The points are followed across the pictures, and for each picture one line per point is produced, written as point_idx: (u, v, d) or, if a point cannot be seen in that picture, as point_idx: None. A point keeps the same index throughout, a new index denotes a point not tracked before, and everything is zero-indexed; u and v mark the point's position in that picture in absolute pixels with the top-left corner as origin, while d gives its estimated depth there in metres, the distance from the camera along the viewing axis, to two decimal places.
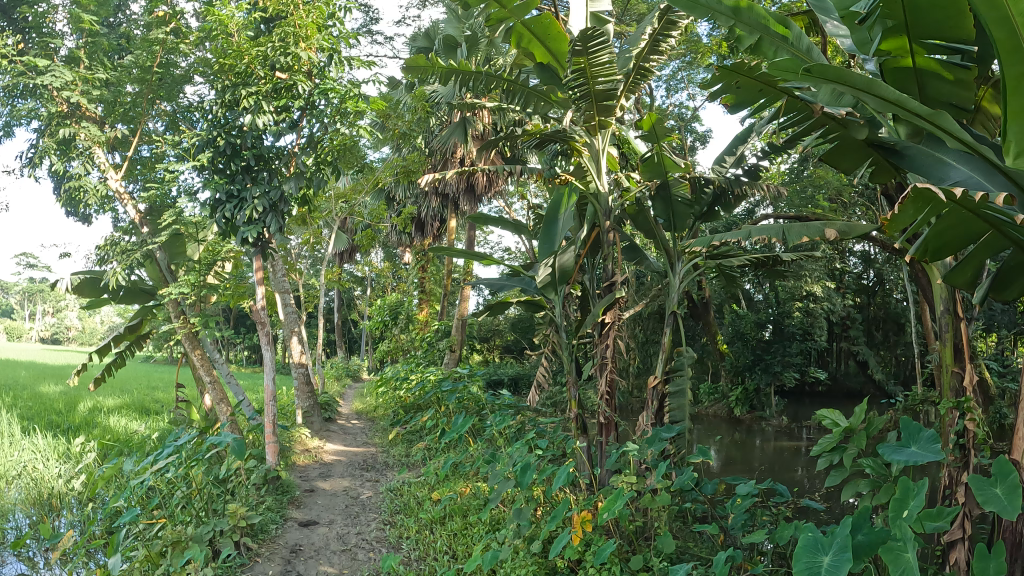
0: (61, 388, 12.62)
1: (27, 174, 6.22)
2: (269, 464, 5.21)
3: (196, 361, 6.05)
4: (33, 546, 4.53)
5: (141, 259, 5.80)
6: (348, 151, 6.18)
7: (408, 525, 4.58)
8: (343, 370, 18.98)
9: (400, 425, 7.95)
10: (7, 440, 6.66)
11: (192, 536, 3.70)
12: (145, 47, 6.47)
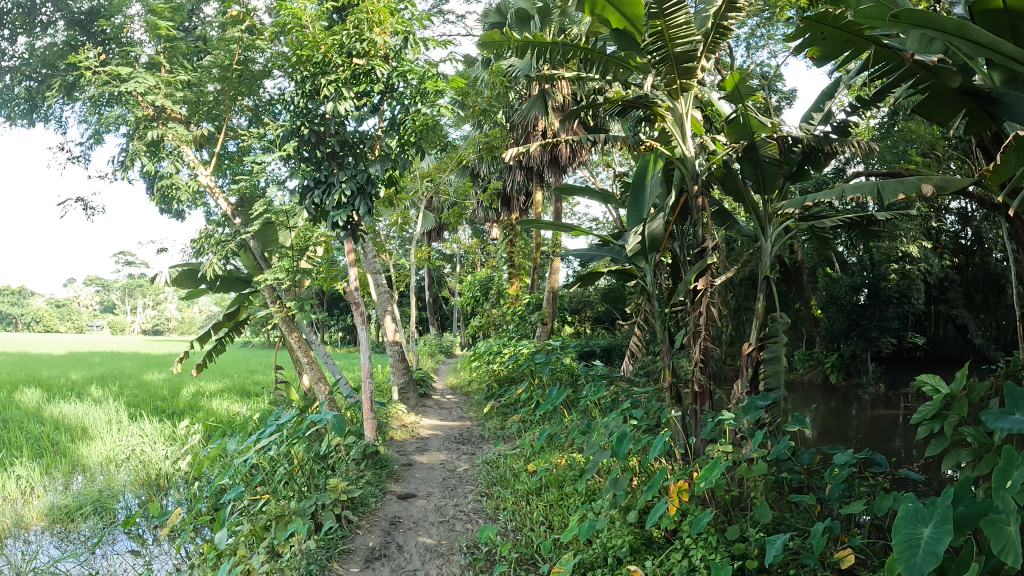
0: (168, 376, 13.44)
1: (120, 176, 6.59)
2: (368, 439, 5.38)
3: (294, 343, 6.34)
4: (143, 524, 4.85)
5: (235, 249, 6.06)
6: (429, 132, 6.25)
7: (505, 497, 4.66)
8: (434, 347, 19.42)
9: (494, 399, 8.07)
10: (117, 426, 7.13)
11: (295, 510, 3.88)
12: (223, 47, 6.70)
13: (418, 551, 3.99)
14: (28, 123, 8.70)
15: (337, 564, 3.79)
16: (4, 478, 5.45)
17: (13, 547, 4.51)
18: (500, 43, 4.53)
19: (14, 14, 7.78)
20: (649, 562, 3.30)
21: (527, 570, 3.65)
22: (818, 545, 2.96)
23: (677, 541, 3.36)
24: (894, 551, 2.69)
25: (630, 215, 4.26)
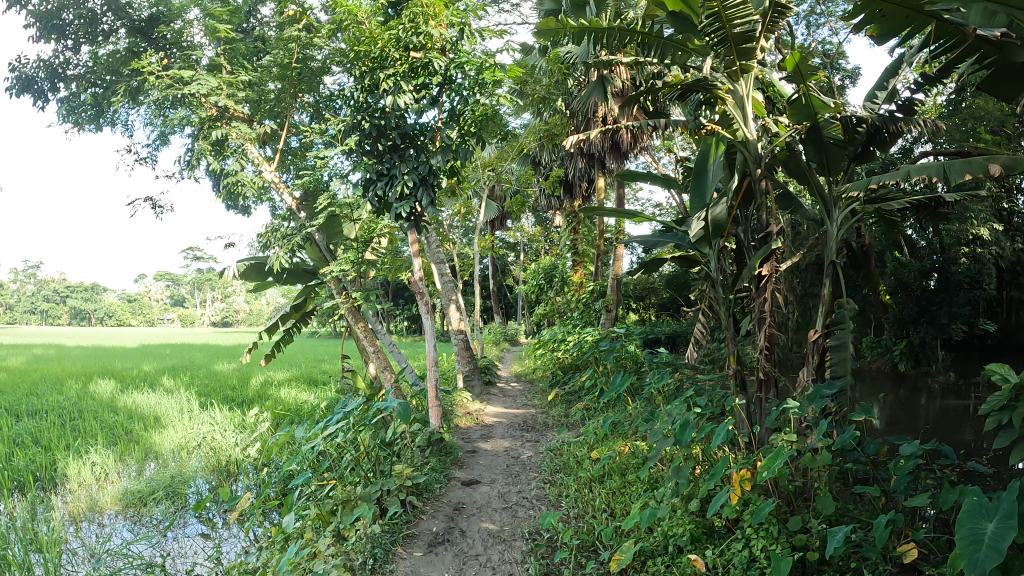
0: (238, 366, 13.92)
1: (187, 175, 6.80)
2: (433, 427, 5.46)
3: (360, 332, 6.50)
4: (213, 508, 5.05)
5: (301, 242, 6.21)
6: (489, 122, 6.27)
7: (568, 484, 4.67)
8: (498, 335, 19.56)
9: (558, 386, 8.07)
10: (188, 415, 7.44)
11: (360, 496, 3.97)
12: (282, 46, 6.81)
13: (481, 537, 4.04)
14: (97, 127, 9.08)
15: (400, 548, 3.88)
16: (82, 464, 5.73)
17: (91, 530, 4.73)
18: (556, 30, 4.48)
19: (78, 24, 8.06)
20: (709, 552, 3.28)
21: (588, 556, 3.66)
22: (880, 538, 2.88)
23: (739, 531, 3.32)
24: (957, 547, 2.60)
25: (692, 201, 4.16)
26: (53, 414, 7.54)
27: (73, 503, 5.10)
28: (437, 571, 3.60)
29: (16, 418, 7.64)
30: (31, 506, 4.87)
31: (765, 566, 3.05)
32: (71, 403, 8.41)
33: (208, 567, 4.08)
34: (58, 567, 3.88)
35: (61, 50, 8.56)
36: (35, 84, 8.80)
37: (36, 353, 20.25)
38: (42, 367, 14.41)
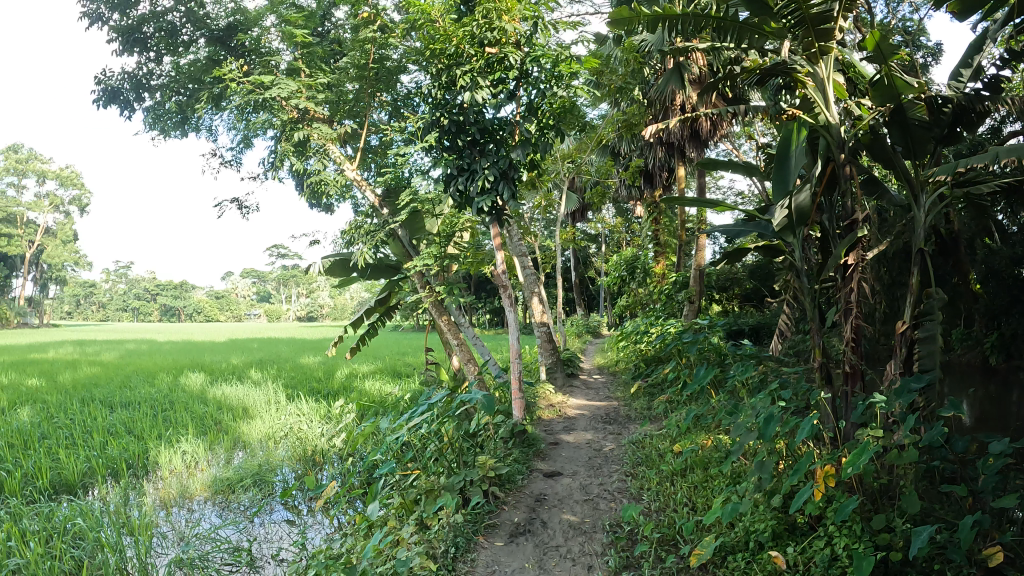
0: (323, 359, 14.40)
1: (272, 176, 7.06)
2: (517, 419, 5.52)
3: (443, 326, 6.73)
4: (298, 496, 5.26)
5: (385, 237, 6.46)
6: (567, 114, 6.26)
7: (649, 478, 4.63)
8: (580, 328, 19.50)
9: (640, 379, 8.01)
10: (276, 407, 7.75)
11: (443, 486, 4.07)
12: (359, 47, 6.94)
13: (561, 528, 4.08)
14: (182, 133, 9.53)
15: (482, 537, 3.99)
16: (173, 453, 6.02)
17: (181, 515, 4.96)
18: (629, 19, 4.52)
19: (158, 37, 8.52)
20: (790, 549, 3.22)
21: (667, 550, 3.64)
22: (965, 541, 2.75)
23: (820, 529, 3.26)
24: None
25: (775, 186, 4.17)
26: (146, 405, 7.94)
27: (165, 489, 5.38)
28: (517, 562, 3.67)
29: (114, 408, 8.10)
30: (127, 491, 5.16)
31: (846, 565, 2.98)
32: (164, 395, 8.86)
33: (294, 553, 4.25)
34: (150, 548, 4.10)
35: (144, 61, 8.97)
36: (120, 94, 9.25)
37: (130, 348, 21.48)
38: (139, 360, 15.27)
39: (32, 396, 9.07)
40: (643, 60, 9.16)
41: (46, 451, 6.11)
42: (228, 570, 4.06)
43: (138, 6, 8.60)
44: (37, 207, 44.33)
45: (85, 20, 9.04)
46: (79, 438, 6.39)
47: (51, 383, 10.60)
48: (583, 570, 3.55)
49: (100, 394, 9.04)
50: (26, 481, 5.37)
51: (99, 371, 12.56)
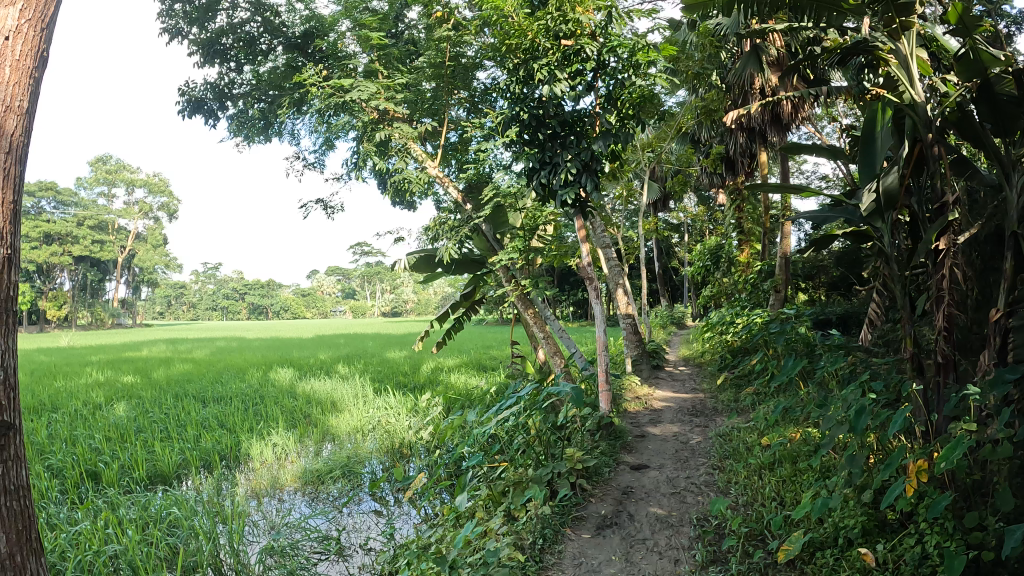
0: (408, 354, 14.74)
1: (355, 177, 7.26)
2: (603, 411, 5.52)
3: (530, 319, 6.86)
4: (387, 487, 5.42)
5: (469, 233, 6.51)
6: (646, 103, 6.22)
7: (736, 471, 4.55)
8: (664, 319, 19.31)
9: (726, 370, 7.88)
10: (365, 402, 7.99)
11: (531, 479, 4.13)
12: (435, 47, 7.04)
13: (648, 521, 4.07)
14: (265, 138, 9.90)
15: (570, 529, 4.04)
16: (264, 445, 6.29)
17: (271, 504, 5.17)
18: (705, 3, 4.58)
19: (237, 47, 8.91)
20: (879, 546, 3.13)
21: (755, 545, 3.58)
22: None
23: (911, 526, 3.17)
24: None
25: (863, 168, 4.13)
26: (238, 400, 8.30)
27: (256, 480, 5.62)
28: (604, 555, 3.70)
29: (207, 403, 8.49)
30: (219, 482, 5.41)
31: (937, 564, 2.88)
32: (254, 390, 9.23)
33: (382, 542, 4.41)
34: (242, 535, 4.28)
35: (225, 72, 9.34)
36: (205, 104, 9.66)
37: (220, 345, 22.52)
38: (231, 357, 16.01)
39: (131, 393, 9.61)
40: (718, 43, 9.12)
41: (144, 444, 6.47)
42: (317, 557, 4.26)
43: (216, 18, 8.95)
44: (128, 213, 46.85)
45: (166, 35, 9.45)
46: (174, 431, 6.72)
47: (146, 380, 11.16)
48: (670, 564, 3.53)
49: (193, 389, 9.48)
50: (125, 472, 5.69)
51: (192, 368, 13.16)
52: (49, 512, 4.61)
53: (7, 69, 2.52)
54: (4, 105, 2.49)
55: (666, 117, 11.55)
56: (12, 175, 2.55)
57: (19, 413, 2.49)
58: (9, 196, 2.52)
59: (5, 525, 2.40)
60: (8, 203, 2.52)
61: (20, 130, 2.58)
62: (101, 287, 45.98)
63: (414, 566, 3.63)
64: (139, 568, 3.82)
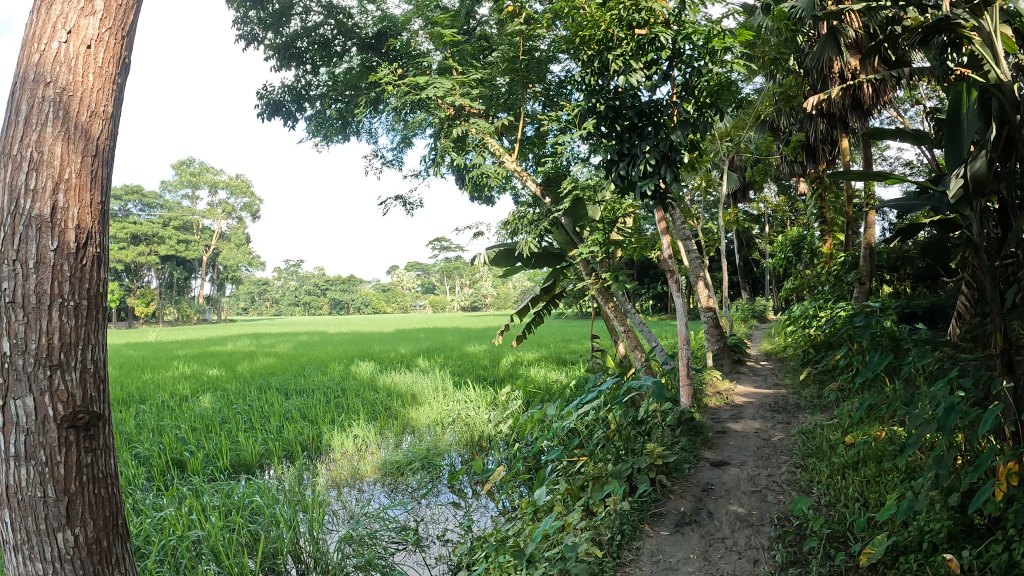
0: (486, 349, 14.89)
1: (433, 173, 7.37)
2: (684, 406, 5.43)
3: (610, 313, 6.72)
4: (465, 480, 5.49)
5: (549, 227, 6.62)
6: (724, 91, 6.10)
7: (818, 470, 4.40)
8: (745, 313, 18.88)
9: (810, 365, 7.62)
10: (445, 395, 8.11)
11: (610, 474, 4.12)
12: (508, 41, 7.06)
13: (728, 519, 3.99)
14: (342, 137, 10.18)
15: (648, 525, 4.01)
16: (345, 437, 6.49)
17: (351, 494, 5.32)
18: None
19: (313, 50, 9.25)
20: (965, 552, 2.96)
21: (837, 547, 3.46)
22: None
23: (1000, 532, 2.98)
24: None
25: (948, 154, 3.93)
26: (320, 393, 8.57)
27: (337, 470, 5.79)
28: (682, 553, 3.66)
29: (289, 396, 8.79)
30: (301, 472, 5.59)
31: None
32: (335, 383, 9.50)
33: (459, 534, 4.49)
34: (321, 524, 4.41)
35: (302, 74, 9.63)
36: (283, 106, 9.99)
37: (302, 339, 23.44)
38: (314, 351, 16.56)
39: (216, 385, 10.04)
40: (793, 27, 8.87)
41: (229, 434, 6.75)
42: (395, 547, 4.39)
43: (289, 23, 9.23)
44: (211, 214, 49.02)
45: (242, 42, 9.80)
46: (257, 422, 6.98)
47: (231, 373, 11.64)
48: (749, 564, 3.45)
49: (276, 382, 9.83)
50: (210, 461, 5.95)
51: (276, 361, 13.67)
52: (136, 498, 4.88)
53: (90, 75, 2.49)
54: (90, 110, 2.47)
55: (743, 105, 11.23)
56: (99, 178, 2.53)
57: (108, 403, 2.51)
58: (98, 198, 2.51)
59: (94, 511, 2.41)
60: (97, 205, 2.51)
61: (105, 134, 2.56)
62: (186, 285, 48.29)
63: (492, 559, 3.69)
64: (221, 554, 3.98)
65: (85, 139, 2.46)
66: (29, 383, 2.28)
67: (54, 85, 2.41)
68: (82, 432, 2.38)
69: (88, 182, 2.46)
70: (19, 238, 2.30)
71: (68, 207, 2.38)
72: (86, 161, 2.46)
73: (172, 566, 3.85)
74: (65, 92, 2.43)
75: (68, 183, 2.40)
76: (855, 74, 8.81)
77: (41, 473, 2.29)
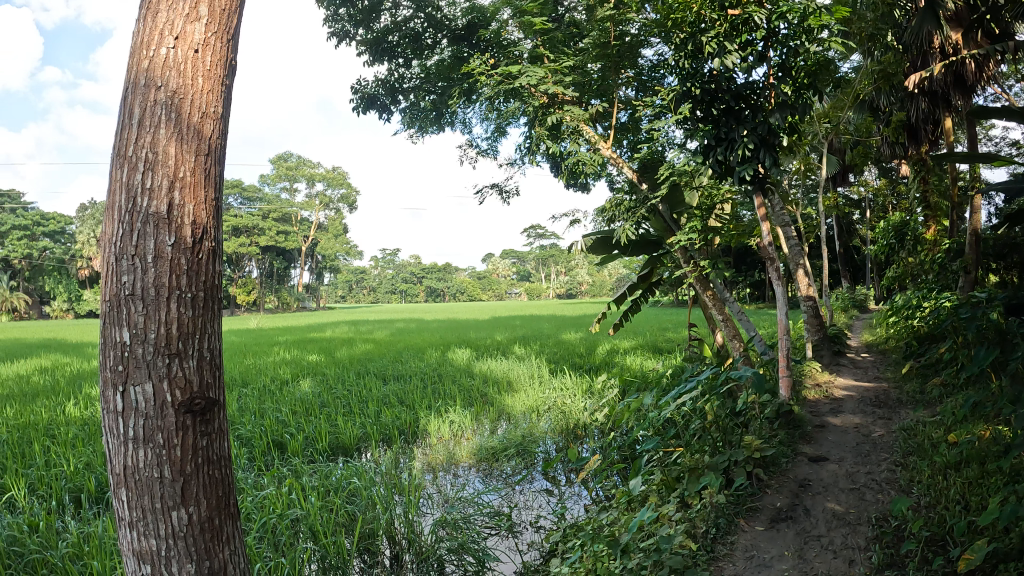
0: (580, 337, 14.87)
1: (529, 161, 7.39)
2: (782, 397, 5.26)
3: (708, 301, 6.61)
4: (559, 468, 5.52)
5: (646, 213, 6.58)
6: (824, 68, 5.85)
7: (920, 469, 4.13)
8: (846, 303, 18.03)
9: (915, 359, 7.19)
10: (539, 383, 8.17)
11: (707, 465, 4.03)
12: (599, 26, 6.96)
13: (825, 517, 3.82)
14: (437, 128, 10.36)
15: (744, 520, 3.90)
16: (442, 422, 6.65)
17: (447, 478, 5.44)
18: None
19: (404, 44, 9.46)
20: None
21: (936, 552, 3.23)
22: None
23: None
24: None
25: None
26: (416, 379, 8.82)
27: (433, 455, 5.94)
28: (777, 550, 3.55)
29: (387, 381, 9.09)
30: (398, 456, 5.76)
31: None
32: (431, 369, 9.73)
33: (552, 521, 4.52)
34: (416, 507, 4.53)
35: (394, 68, 9.89)
36: (377, 100, 10.27)
37: (399, 325, 24.16)
38: (409, 338, 17.05)
39: (317, 370, 10.49)
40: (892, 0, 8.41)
41: (328, 417, 7.03)
42: (488, 531, 4.47)
43: (379, 19, 9.47)
44: (308, 206, 51.13)
45: (336, 39, 10.11)
46: (355, 406, 7.25)
47: (331, 359, 12.13)
48: (845, 564, 3.30)
49: (374, 368, 10.18)
50: (310, 443, 6.22)
51: (374, 348, 14.14)
52: (241, 477, 5.18)
53: (199, 77, 2.61)
54: (201, 111, 2.58)
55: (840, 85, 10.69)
56: (213, 175, 2.65)
57: (222, 389, 2.65)
58: (212, 194, 2.64)
59: (207, 491, 2.55)
60: (210, 201, 2.63)
61: (216, 134, 2.67)
62: (287, 274, 50.64)
63: (588, 547, 3.71)
64: (319, 532, 4.15)
65: (197, 139, 2.57)
66: (149, 371, 2.42)
67: (165, 89, 2.52)
68: (198, 416, 2.52)
69: (202, 180, 2.58)
70: (138, 234, 2.42)
71: (184, 205, 2.50)
72: (200, 159, 2.57)
73: (273, 541, 4.06)
74: (177, 95, 2.53)
75: (183, 181, 2.51)
76: (958, 48, 8.27)
77: (159, 455, 2.44)
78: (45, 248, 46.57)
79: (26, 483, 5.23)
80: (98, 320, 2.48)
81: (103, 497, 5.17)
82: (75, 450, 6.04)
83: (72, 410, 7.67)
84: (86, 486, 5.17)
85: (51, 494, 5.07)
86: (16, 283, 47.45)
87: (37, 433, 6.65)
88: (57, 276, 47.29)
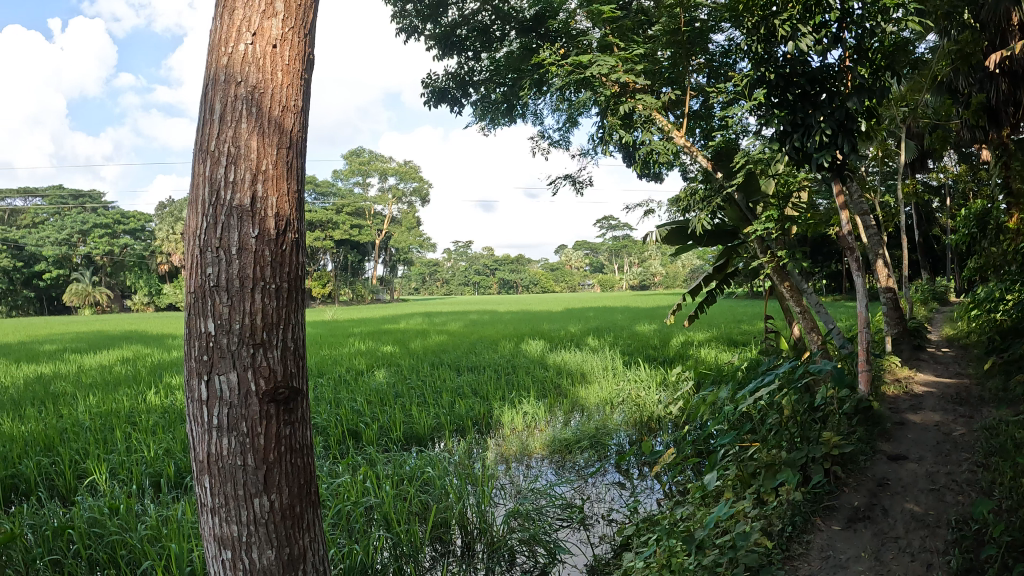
0: (654, 329, 14.68)
1: (602, 151, 7.31)
2: (861, 392, 5.06)
3: (784, 291, 6.40)
4: (632, 461, 5.49)
5: (722, 203, 6.41)
6: (902, 50, 5.60)
7: (1000, 469, 3.87)
8: (928, 294, 17.20)
9: (994, 352, 6.79)
10: (611, 375, 8.13)
11: (784, 462, 3.93)
12: (669, 12, 6.79)
13: (904, 518, 3.66)
14: (508, 120, 10.40)
15: (820, 519, 3.78)
16: (516, 413, 6.71)
17: (520, 469, 5.49)
18: None
19: (473, 37, 9.53)
20: None
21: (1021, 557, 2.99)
22: None
23: None
24: None
25: None
26: (488, 370, 8.93)
27: (506, 446, 6.00)
28: (853, 551, 3.42)
29: (460, 372, 9.24)
30: (471, 446, 5.82)
31: None
32: (505, 361, 9.83)
33: (624, 515, 4.50)
34: (488, 497, 4.58)
35: (464, 61, 9.97)
36: (447, 94, 10.37)
37: (472, 317, 24.53)
38: (481, 329, 17.26)
39: (391, 361, 10.79)
40: None
41: (402, 407, 7.20)
42: (560, 523, 4.49)
43: (447, 13, 9.51)
44: (382, 202, 52.27)
45: (405, 36, 10.25)
46: (429, 397, 7.40)
47: (405, 349, 12.42)
48: (923, 567, 3.16)
49: (448, 359, 10.37)
50: (384, 432, 6.40)
51: (446, 339, 14.40)
52: (319, 464, 5.38)
53: (279, 72, 2.69)
54: (281, 105, 2.67)
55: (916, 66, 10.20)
56: (294, 168, 2.74)
57: (303, 378, 2.75)
58: (294, 186, 2.73)
59: (289, 480, 2.66)
60: (292, 193, 2.72)
61: (296, 127, 2.76)
62: (359, 268, 52.10)
63: (662, 542, 3.68)
64: (392, 520, 4.25)
65: (279, 132, 2.66)
66: (234, 360, 2.53)
67: (245, 84, 2.61)
68: (281, 405, 2.62)
69: (283, 173, 2.67)
70: (223, 226, 2.53)
71: (267, 197, 2.59)
72: (281, 153, 2.67)
73: (349, 527, 4.19)
74: (257, 90, 2.63)
75: (265, 174, 2.60)
76: None
77: (244, 443, 2.55)
78: (127, 245, 50.02)
79: (109, 467, 5.57)
80: (185, 310, 2.61)
81: (183, 480, 5.46)
82: (156, 437, 6.40)
83: (152, 399, 8.11)
84: (166, 471, 5.45)
85: (133, 477, 5.39)
86: (106, 279, 50.70)
87: (120, 420, 7.07)
88: (139, 274, 51.16)
